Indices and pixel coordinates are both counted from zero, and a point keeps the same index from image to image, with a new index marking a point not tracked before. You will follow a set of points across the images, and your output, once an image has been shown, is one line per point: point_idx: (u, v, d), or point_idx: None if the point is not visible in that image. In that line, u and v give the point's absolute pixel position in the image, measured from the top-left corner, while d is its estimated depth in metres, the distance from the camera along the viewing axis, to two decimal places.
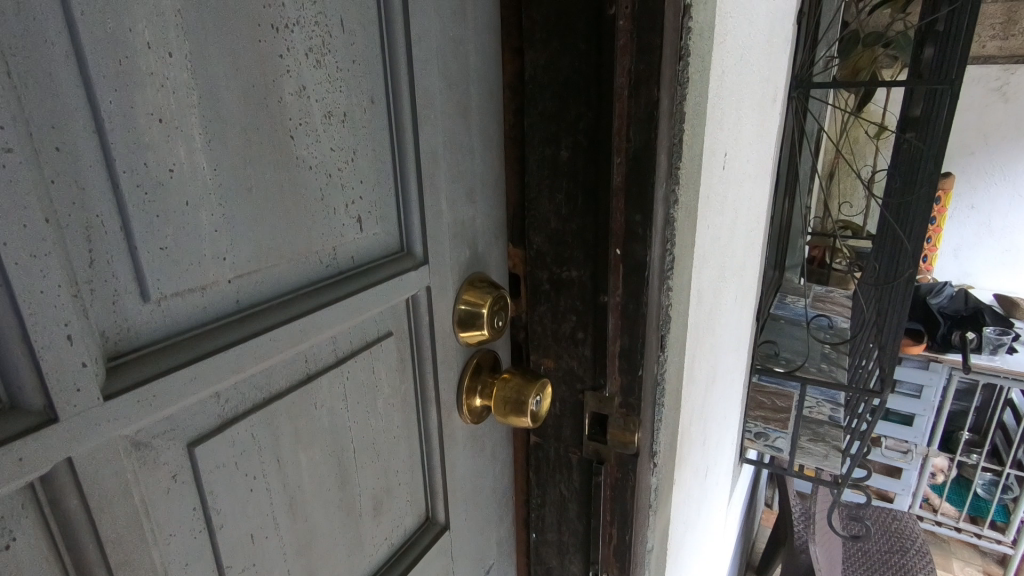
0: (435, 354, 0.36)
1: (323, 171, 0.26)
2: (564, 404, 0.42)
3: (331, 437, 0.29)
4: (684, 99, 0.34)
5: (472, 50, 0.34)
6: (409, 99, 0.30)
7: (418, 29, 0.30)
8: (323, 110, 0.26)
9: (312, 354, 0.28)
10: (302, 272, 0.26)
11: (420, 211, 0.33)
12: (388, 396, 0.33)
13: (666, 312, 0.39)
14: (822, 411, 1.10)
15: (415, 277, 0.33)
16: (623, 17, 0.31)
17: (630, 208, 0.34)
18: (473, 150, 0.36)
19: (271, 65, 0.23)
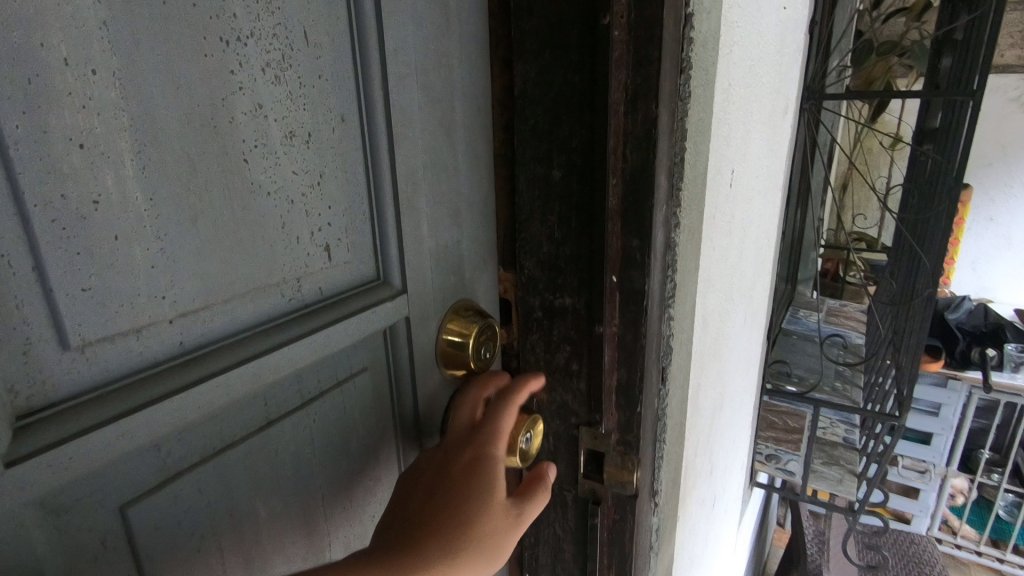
0: (415, 387, 0.34)
1: (284, 197, 0.24)
2: (558, 439, 0.39)
3: (294, 484, 0.27)
4: (685, 116, 0.32)
5: (456, 63, 0.32)
6: (384, 116, 0.28)
7: (392, 40, 0.28)
8: (284, 130, 0.24)
9: (275, 395, 0.25)
10: (262, 308, 0.24)
11: (398, 235, 0.30)
12: (362, 435, 0.31)
13: (667, 343, 0.36)
14: (836, 432, 1.06)
15: (392, 308, 0.30)
16: (618, 27, 0.29)
17: (627, 232, 0.32)
18: (458, 169, 0.33)
19: (220, 81, 0.21)
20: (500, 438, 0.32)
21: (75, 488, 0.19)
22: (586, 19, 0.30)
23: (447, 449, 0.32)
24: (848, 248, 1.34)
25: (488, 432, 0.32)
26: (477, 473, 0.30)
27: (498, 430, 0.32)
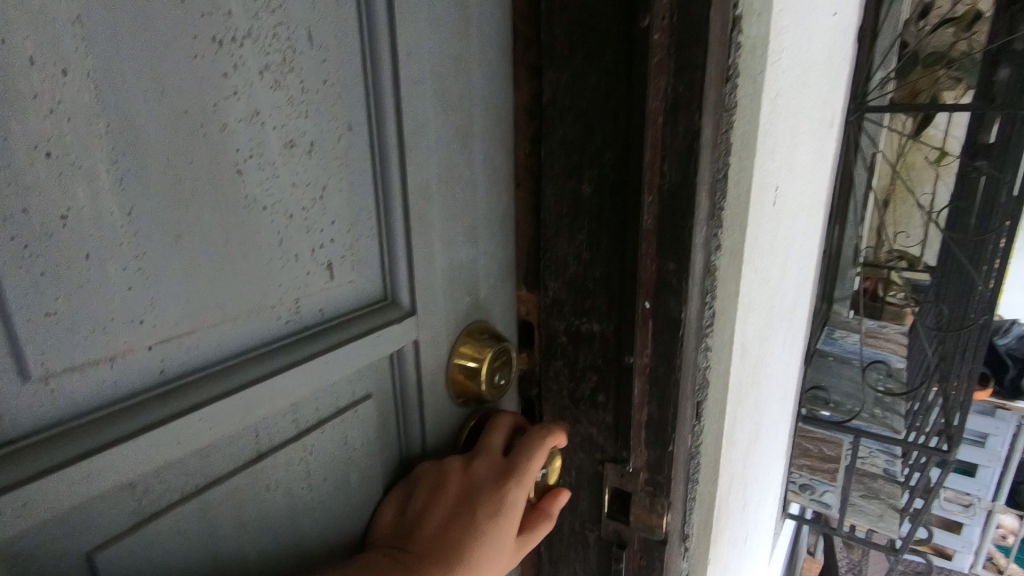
0: (425, 415, 0.31)
1: (282, 210, 0.22)
2: (580, 475, 0.36)
3: (287, 517, 0.25)
4: (731, 128, 0.29)
5: (476, 66, 0.29)
6: (395, 124, 0.26)
7: (406, 41, 0.25)
8: (283, 138, 0.22)
9: (264, 426, 0.23)
10: (255, 331, 0.22)
11: (407, 251, 0.28)
12: (362, 464, 0.29)
13: (703, 375, 0.33)
14: (876, 464, 1.00)
15: (400, 331, 0.28)
16: (660, 29, 0.26)
17: (663, 255, 0.29)
18: (476, 181, 0.31)
19: (211, 85, 0.19)
20: (530, 480, 0.30)
21: (28, 534, 0.17)
22: (624, 20, 0.27)
23: (472, 474, 0.30)
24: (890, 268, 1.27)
25: (518, 472, 0.30)
26: (493, 521, 0.28)
27: (529, 470, 0.30)
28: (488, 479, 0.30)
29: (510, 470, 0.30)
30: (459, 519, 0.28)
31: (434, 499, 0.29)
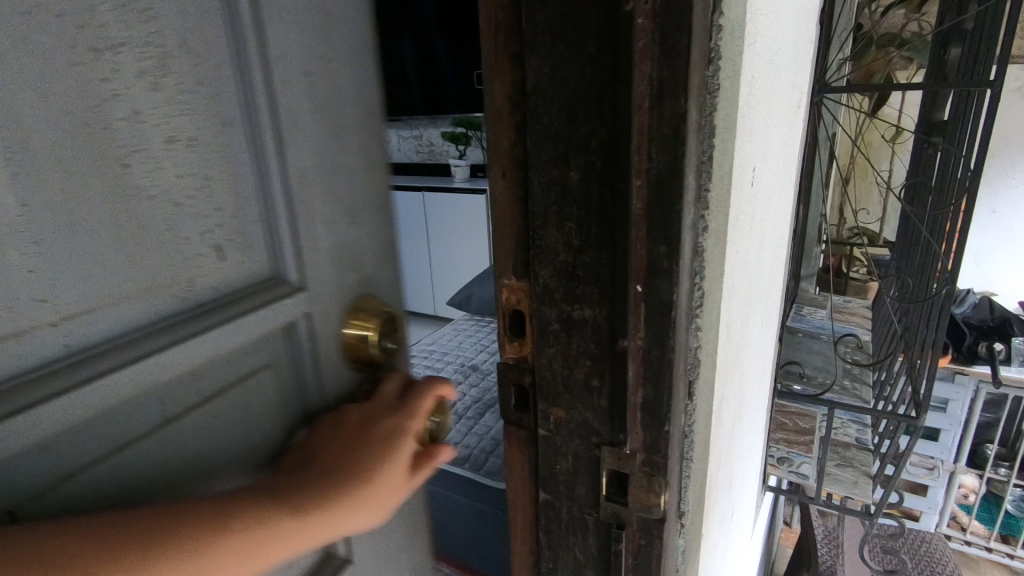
0: (322, 380, 0.35)
1: (169, 199, 0.25)
2: (577, 460, 0.37)
3: (191, 470, 0.28)
4: (714, 112, 0.29)
5: (344, 66, 0.33)
6: (273, 117, 0.29)
7: (277, 44, 0.29)
8: (166, 134, 0.25)
9: (168, 399, 0.27)
10: (149, 309, 0.25)
11: (294, 237, 0.31)
12: (269, 424, 0.33)
13: (694, 355, 0.34)
14: (848, 433, 1.04)
15: (292, 306, 0.32)
16: (643, 15, 0.26)
17: (653, 239, 0.30)
18: (354, 169, 0.35)
19: (90, 83, 0.22)
20: (422, 410, 0.35)
21: None
22: (605, 6, 0.27)
23: (369, 410, 0.34)
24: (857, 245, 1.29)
25: (409, 405, 0.35)
26: (392, 440, 0.33)
27: (421, 403, 0.35)
28: (386, 411, 0.34)
29: (402, 405, 0.35)
30: (360, 435, 0.32)
31: (333, 429, 0.33)
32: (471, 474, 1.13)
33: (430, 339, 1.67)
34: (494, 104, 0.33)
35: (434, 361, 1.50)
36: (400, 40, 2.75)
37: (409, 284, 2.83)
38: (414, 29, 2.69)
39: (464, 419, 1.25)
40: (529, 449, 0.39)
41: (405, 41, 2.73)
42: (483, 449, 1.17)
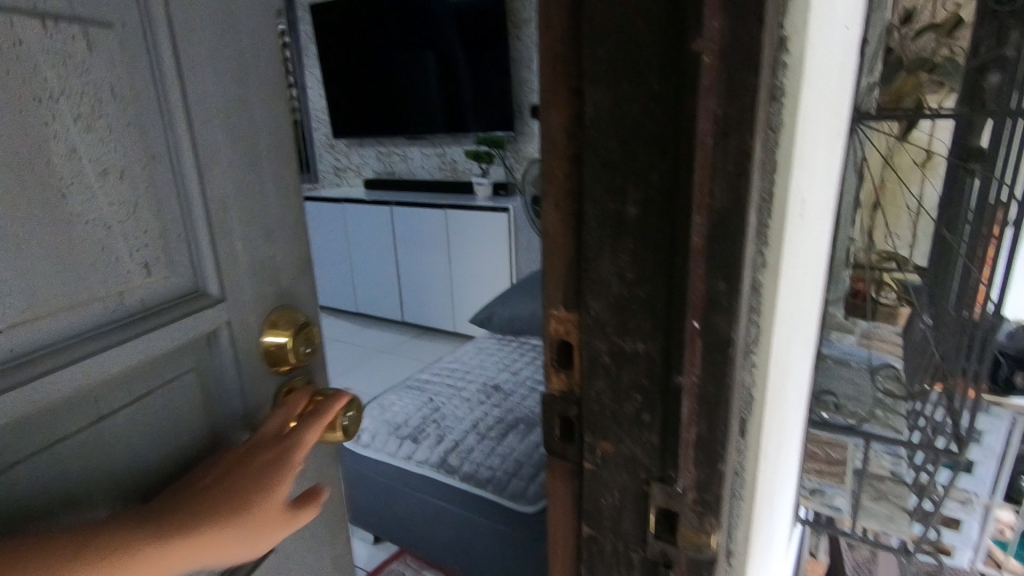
0: (243, 382, 0.45)
1: (100, 221, 0.35)
2: (624, 495, 0.36)
3: (124, 446, 0.38)
4: (777, 147, 0.29)
5: (257, 108, 0.44)
6: (192, 153, 0.39)
7: (193, 92, 0.39)
8: (97, 167, 0.34)
9: (110, 391, 0.36)
10: (85, 318, 0.34)
11: (213, 251, 0.41)
12: (190, 421, 0.42)
13: (747, 392, 0.33)
14: (882, 465, 1.01)
15: (213, 315, 0.41)
16: (709, 53, 0.26)
17: (713, 275, 0.29)
18: (267, 191, 0.45)
19: (40, 131, 0.31)
20: (310, 429, 0.42)
21: None
22: (672, 42, 0.27)
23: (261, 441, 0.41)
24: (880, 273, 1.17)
25: (298, 428, 0.42)
26: (281, 454, 0.40)
27: (308, 425, 0.42)
28: (268, 446, 0.40)
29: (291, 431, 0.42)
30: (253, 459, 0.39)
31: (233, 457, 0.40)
32: (494, 497, 1.12)
33: (452, 357, 1.66)
34: (548, 135, 0.33)
35: (456, 380, 1.49)
36: (422, 60, 2.77)
37: (430, 302, 2.83)
38: (436, 49, 2.71)
39: (486, 440, 1.24)
40: (573, 481, 0.38)
41: (428, 61, 2.76)
42: (506, 472, 1.15)
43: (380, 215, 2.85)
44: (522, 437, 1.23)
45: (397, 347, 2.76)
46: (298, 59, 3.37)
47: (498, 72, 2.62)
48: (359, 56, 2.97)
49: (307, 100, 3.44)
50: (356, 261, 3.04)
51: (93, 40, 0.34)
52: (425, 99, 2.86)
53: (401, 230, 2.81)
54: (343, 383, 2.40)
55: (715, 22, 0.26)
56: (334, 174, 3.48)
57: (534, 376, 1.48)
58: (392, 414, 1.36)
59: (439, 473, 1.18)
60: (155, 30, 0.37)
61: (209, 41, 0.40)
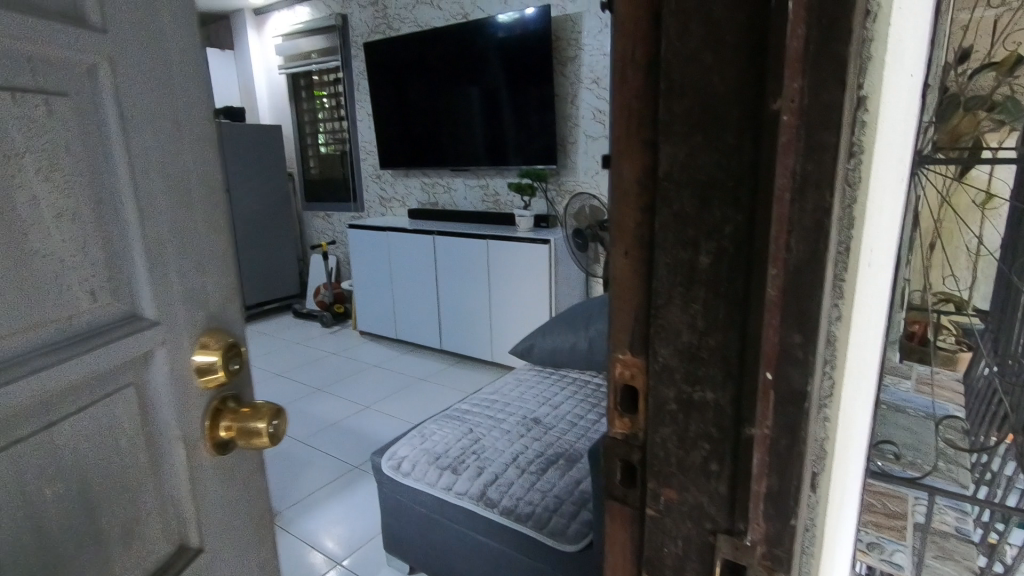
0: (174, 396, 0.56)
1: (56, 256, 0.46)
2: (688, 545, 0.35)
3: (71, 442, 0.48)
4: (852, 203, 0.29)
5: (190, 161, 0.55)
6: (133, 201, 0.51)
7: (137, 152, 0.51)
8: (56, 213, 0.46)
9: (60, 399, 0.47)
10: (36, 338, 0.45)
11: (147, 277, 0.53)
12: (126, 430, 0.53)
13: (820, 446, 0.33)
14: (945, 521, 0.96)
15: (146, 336, 0.53)
16: (787, 113, 0.27)
17: (787, 327, 0.29)
18: (197, 229, 0.57)
19: (7, 182, 0.43)
20: None
21: None
22: (749, 102, 0.28)
23: None
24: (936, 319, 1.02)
25: None
26: None
27: None
28: None
29: None
30: None
31: None
32: (533, 534, 1.10)
33: (492, 388, 1.67)
34: (620, 185, 0.34)
35: (496, 412, 1.49)
36: (468, 95, 2.86)
37: (469, 331, 2.86)
38: (481, 85, 2.79)
39: (526, 474, 1.23)
40: (635, 527, 0.38)
41: (474, 96, 2.84)
42: (546, 508, 1.14)
43: (423, 244, 2.91)
44: (562, 472, 1.22)
45: (435, 375, 2.79)
46: (350, 94, 3.52)
47: (541, 107, 2.67)
48: (409, 91, 3.09)
49: (357, 133, 3.57)
50: (398, 288, 3.10)
51: (51, 107, 0.45)
52: (470, 132, 2.94)
53: (443, 260, 2.86)
54: (382, 409, 2.44)
55: (794, 84, 0.26)
56: (380, 203, 3.59)
57: (575, 412, 1.47)
58: (432, 444, 1.37)
59: (479, 505, 1.18)
60: (104, 106, 0.48)
61: (152, 113, 0.51)
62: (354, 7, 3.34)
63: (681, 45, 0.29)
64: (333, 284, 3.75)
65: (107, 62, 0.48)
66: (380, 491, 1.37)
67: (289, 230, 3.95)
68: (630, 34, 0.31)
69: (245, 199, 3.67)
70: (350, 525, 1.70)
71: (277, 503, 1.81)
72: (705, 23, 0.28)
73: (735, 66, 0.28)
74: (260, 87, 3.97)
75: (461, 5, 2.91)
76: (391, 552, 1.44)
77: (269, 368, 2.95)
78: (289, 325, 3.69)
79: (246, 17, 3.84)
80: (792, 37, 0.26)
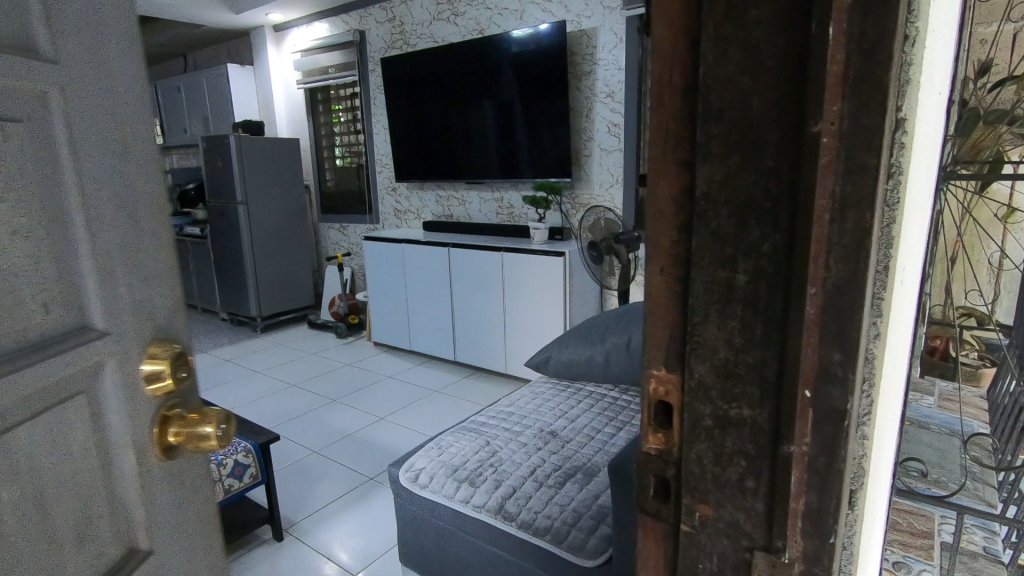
0: (120, 404, 0.56)
1: (10, 272, 0.47)
2: (723, 561, 0.35)
3: (24, 452, 0.48)
4: (891, 223, 0.30)
5: (139, 177, 0.56)
6: (81, 218, 0.52)
7: (86, 170, 0.51)
8: (9, 231, 0.47)
9: (14, 408, 0.47)
10: None
11: (96, 291, 0.54)
12: (78, 438, 0.53)
13: (858, 463, 0.33)
14: (973, 539, 0.96)
15: (95, 346, 0.53)
16: (827, 135, 0.27)
17: (827, 346, 0.30)
18: (145, 242, 0.57)
19: None
20: None
21: None
22: (789, 125, 0.28)
23: None
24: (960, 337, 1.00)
25: None
26: None
27: None
28: None
29: None
30: None
31: None
32: (552, 548, 1.10)
33: (508, 401, 1.67)
34: (656, 205, 0.35)
35: (513, 424, 1.49)
36: (482, 109, 2.88)
37: (483, 343, 2.86)
38: (495, 99, 2.82)
39: (544, 487, 1.23)
40: (668, 543, 0.38)
41: (488, 110, 2.87)
42: (564, 522, 1.13)
43: (438, 256, 2.93)
44: (580, 486, 1.22)
45: (450, 387, 2.79)
46: (367, 108, 3.57)
47: (554, 120, 2.69)
48: (424, 105, 3.12)
49: (373, 147, 3.62)
50: (412, 300, 3.12)
51: (6, 131, 0.46)
52: (484, 146, 2.96)
53: (458, 272, 2.88)
54: (397, 420, 2.45)
55: (834, 107, 0.27)
56: (395, 215, 3.63)
57: (592, 425, 1.47)
58: (450, 456, 1.37)
59: (497, 519, 1.18)
60: (52, 124, 0.49)
61: (102, 139, 0.52)
62: (372, 23, 3.40)
63: (720, 68, 0.30)
64: (348, 296, 3.77)
65: (60, 91, 0.49)
66: (397, 503, 1.38)
67: (305, 241, 4.00)
68: (667, 59, 0.32)
69: (263, 211, 3.73)
70: (366, 537, 1.70)
71: (293, 513, 1.82)
72: (743, 48, 0.29)
73: (775, 89, 0.28)
74: (279, 101, 4.04)
75: (477, 21, 2.95)
76: (407, 565, 1.44)
77: (285, 378, 2.98)
78: (304, 336, 3.72)
79: (266, 33, 3.92)
80: (832, 62, 0.27)
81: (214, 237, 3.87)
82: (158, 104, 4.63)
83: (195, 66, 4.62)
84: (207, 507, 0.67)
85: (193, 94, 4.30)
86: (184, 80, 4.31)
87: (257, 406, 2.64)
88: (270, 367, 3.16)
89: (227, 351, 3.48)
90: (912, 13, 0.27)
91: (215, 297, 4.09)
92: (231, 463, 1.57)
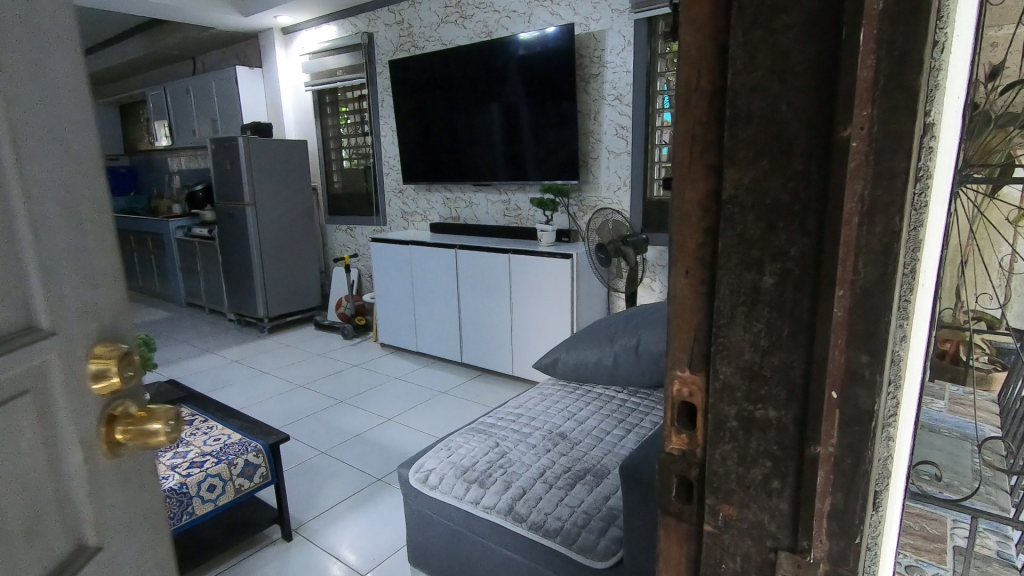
0: (65, 404, 0.56)
1: None
2: (747, 562, 0.36)
3: None
4: (919, 227, 0.30)
5: (82, 186, 0.57)
6: (25, 225, 0.52)
7: (29, 178, 0.52)
8: None
9: None
10: None
11: (42, 297, 0.54)
12: (26, 439, 0.52)
13: (883, 464, 0.33)
14: (986, 545, 0.96)
15: (43, 348, 0.54)
16: (857, 139, 0.28)
17: (853, 347, 0.30)
18: (88, 249, 0.58)
19: None
20: None
21: None
22: (818, 129, 0.29)
23: None
24: (974, 339, 0.99)
25: None
26: None
27: None
28: None
29: None
30: None
31: None
32: (563, 549, 1.10)
33: (516, 403, 1.67)
34: (682, 208, 0.35)
35: (522, 426, 1.50)
36: (489, 112, 2.89)
37: (490, 345, 2.87)
38: (502, 102, 2.83)
39: (555, 489, 1.23)
40: (690, 543, 0.38)
41: (495, 112, 2.88)
42: (575, 523, 1.14)
43: (445, 257, 2.94)
44: (590, 488, 1.22)
45: (456, 388, 2.80)
46: (374, 110, 3.59)
47: (560, 123, 2.70)
48: (431, 107, 3.14)
49: (380, 149, 3.63)
50: (419, 302, 3.13)
51: None
52: (491, 148, 2.97)
53: (465, 274, 2.88)
54: (404, 421, 2.46)
55: (864, 112, 0.28)
56: (402, 217, 3.64)
57: (601, 427, 1.47)
58: (459, 457, 1.38)
59: (508, 520, 1.18)
60: None
61: (44, 149, 0.53)
62: (380, 26, 3.42)
63: (748, 74, 0.30)
64: (355, 297, 3.78)
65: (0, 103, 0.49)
66: (406, 504, 1.38)
67: (312, 243, 4.02)
68: (695, 65, 0.33)
69: (271, 213, 3.75)
70: (374, 538, 1.71)
71: (301, 514, 1.83)
72: (772, 54, 0.29)
73: (804, 94, 0.29)
74: (286, 104, 4.06)
75: (484, 24, 2.96)
76: (416, 566, 1.44)
77: (292, 379, 2.99)
78: (311, 337, 3.74)
79: (274, 35, 3.94)
80: (863, 68, 0.27)
81: (222, 239, 3.89)
82: (167, 106, 4.67)
83: (204, 69, 4.65)
84: (150, 500, 0.67)
85: (202, 96, 4.33)
86: (193, 82, 4.34)
87: (263, 406, 2.66)
88: (277, 367, 3.18)
89: (235, 351, 3.49)
90: (942, 21, 0.28)
91: (223, 297, 4.11)
92: (242, 463, 1.58)
